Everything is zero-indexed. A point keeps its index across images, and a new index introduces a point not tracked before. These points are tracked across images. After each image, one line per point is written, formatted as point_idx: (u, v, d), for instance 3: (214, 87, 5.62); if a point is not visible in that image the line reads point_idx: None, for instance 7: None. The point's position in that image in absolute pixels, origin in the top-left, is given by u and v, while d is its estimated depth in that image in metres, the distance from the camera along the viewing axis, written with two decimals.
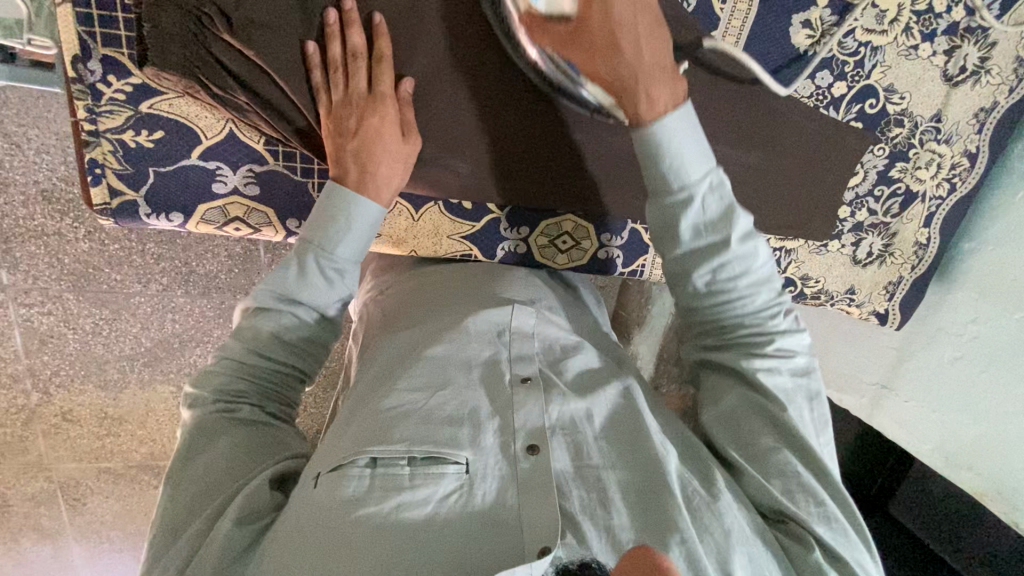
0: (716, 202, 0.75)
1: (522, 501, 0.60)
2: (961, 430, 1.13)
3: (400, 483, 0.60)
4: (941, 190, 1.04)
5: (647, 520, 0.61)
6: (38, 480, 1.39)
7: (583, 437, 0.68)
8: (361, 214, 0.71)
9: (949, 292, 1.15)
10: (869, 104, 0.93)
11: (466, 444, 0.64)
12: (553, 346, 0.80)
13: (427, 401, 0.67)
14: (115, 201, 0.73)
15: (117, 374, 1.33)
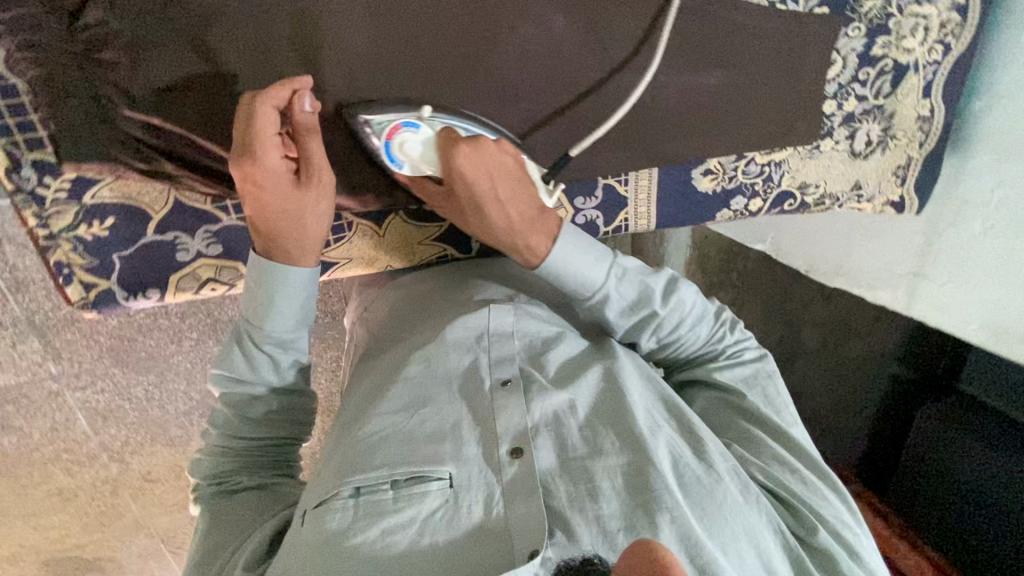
0: (630, 286, 0.80)
1: (509, 507, 0.63)
2: (1004, 302, 1.07)
3: (384, 508, 0.62)
4: (935, 53, 0.94)
5: (632, 505, 0.63)
6: (141, 536, 1.59)
7: (565, 429, 0.70)
8: (289, 278, 0.70)
9: (967, 161, 1.06)
10: None
11: (448, 457, 0.66)
12: (533, 340, 0.82)
13: (408, 421, 0.70)
14: (92, 294, 0.74)
15: (178, 432, 1.45)
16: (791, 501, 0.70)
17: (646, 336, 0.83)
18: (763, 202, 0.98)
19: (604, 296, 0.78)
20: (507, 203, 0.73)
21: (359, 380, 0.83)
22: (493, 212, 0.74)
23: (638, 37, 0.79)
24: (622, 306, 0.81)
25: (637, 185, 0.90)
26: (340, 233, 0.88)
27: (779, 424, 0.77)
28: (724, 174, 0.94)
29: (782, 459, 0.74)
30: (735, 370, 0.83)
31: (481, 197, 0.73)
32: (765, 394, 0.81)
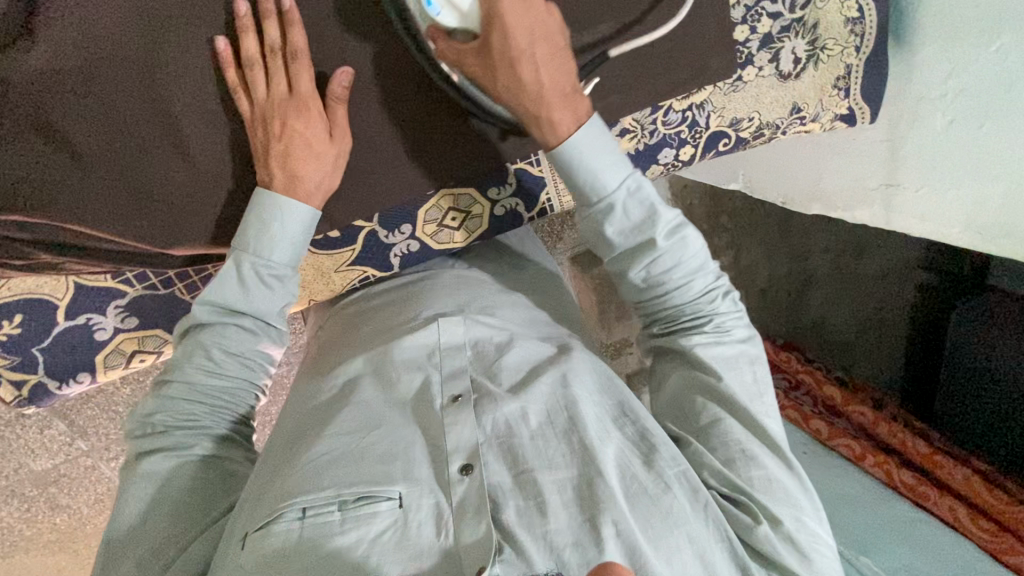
0: (638, 206, 0.72)
1: (458, 530, 0.58)
2: (984, 198, 0.96)
3: (331, 531, 0.58)
4: None
5: (582, 521, 0.58)
6: None
7: (517, 441, 0.64)
8: (286, 216, 0.68)
9: (914, 53, 0.98)
10: None
11: (398, 478, 0.62)
12: (485, 350, 0.76)
13: (360, 441, 0.65)
14: (24, 390, 0.75)
15: None
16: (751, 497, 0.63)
17: (639, 269, 0.73)
18: (694, 149, 0.93)
19: (608, 205, 0.72)
20: (545, 73, 0.68)
21: (288, 417, 0.77)
22: (527, 75, 0.67)
23: None
24: (613, 220, 0.72)
25: (550, 164, 0.86)
26: None
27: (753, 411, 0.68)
28: (643, 131, 0.89)
29: (743, 444, 0.66)
30: (719, 344, 0.72)
31: (517, 52, 0.66)
32: (747, 381, 0.70)
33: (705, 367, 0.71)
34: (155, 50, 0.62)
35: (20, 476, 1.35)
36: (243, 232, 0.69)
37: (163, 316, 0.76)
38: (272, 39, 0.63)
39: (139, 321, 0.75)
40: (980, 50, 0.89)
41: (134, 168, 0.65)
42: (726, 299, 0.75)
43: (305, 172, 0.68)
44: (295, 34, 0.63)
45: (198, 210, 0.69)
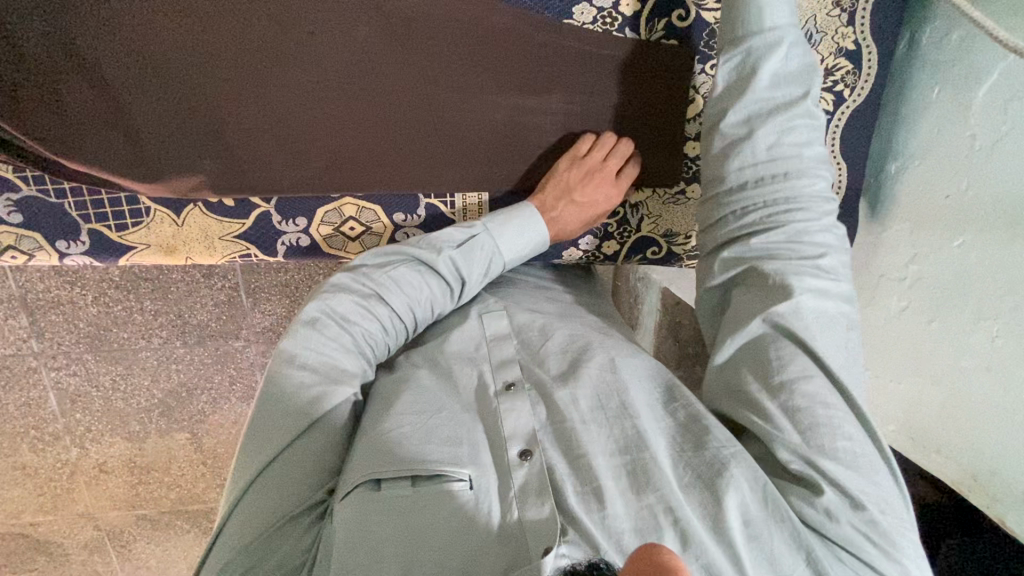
0: (797, 57, 0.71)
1: (523, 509, 0.62)
2: (923, 402, 0.87)
3: (407, 504, 0.62)
4: (825, 103, 0.86)
5: (639, 505, 0.61)
6: (88, 529, 1.65)
7: (569, 425, 0.68)
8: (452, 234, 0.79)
9: (883, 230, 0.92)
10: (678, 15, 0.77)
11: (467, 461, 0.65)
12: (530, 335, 0.79)
13: (423, 424, 0.67)
14: None
15: (139, 426, 1.53)
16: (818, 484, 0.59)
17: (738, 148, 0.71)
18: (618, 246, 0.90)
19: (776, 40, 0.70)
20: None
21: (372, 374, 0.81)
22: None
23: (458, 40, 0.75)
24: (733, 93, 0.72)
25: (464, 209, 0.86)
26: (136, 216, 0.79)
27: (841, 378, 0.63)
28: None
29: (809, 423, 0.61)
30: (814, 295, 0.66)
31: None
32: (839, 346, 0.65)
33: (792, 327, 0.64)
34: None
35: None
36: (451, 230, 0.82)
37: (44, 221, 0.78)
38: (625, 144, 0.82)
39: (24, 219, 0.78)
40: (944, 245, 0.82)
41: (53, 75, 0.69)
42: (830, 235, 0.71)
43: (568, 222, 0.83)
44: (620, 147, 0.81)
45: (100, 133, 0.72)
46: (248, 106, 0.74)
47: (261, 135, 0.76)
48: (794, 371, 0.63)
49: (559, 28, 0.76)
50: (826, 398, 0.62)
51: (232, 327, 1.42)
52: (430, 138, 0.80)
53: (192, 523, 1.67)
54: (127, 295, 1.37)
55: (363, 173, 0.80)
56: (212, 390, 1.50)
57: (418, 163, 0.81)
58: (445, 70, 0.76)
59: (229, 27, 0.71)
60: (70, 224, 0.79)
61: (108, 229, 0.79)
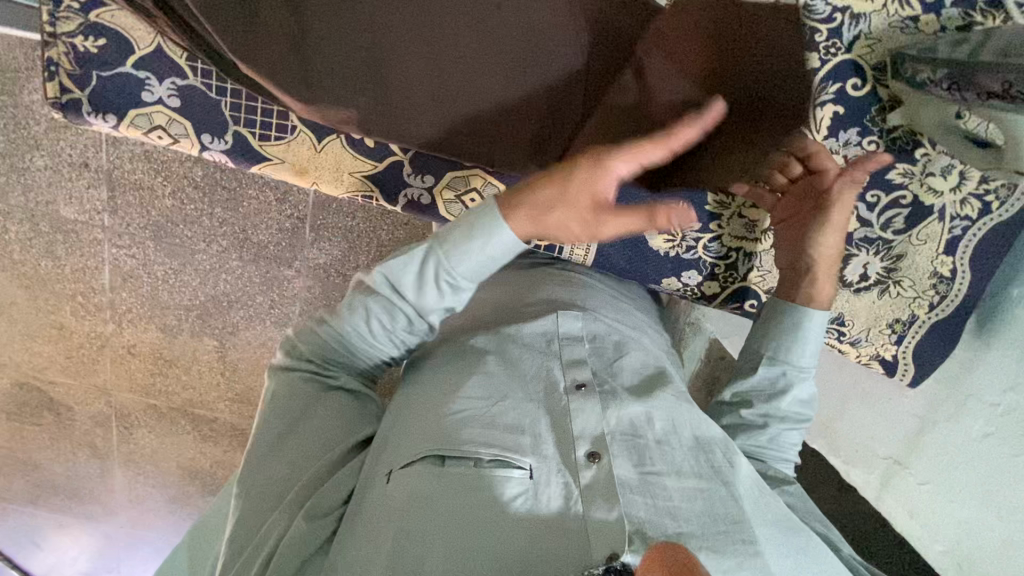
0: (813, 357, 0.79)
1: (589, 506, 0.56)
2: (981, 528, 0.90)
3: (466, 484, 0.58)
4: (968, 209, 0.82)
5: (716, 530, 0.57)
6: (99, 403, 1.69)
7: (643, 442, 0.64)
8: (504, 236, 0.67)
9: (985, 352, 0.89)
10: (853, 83, 0.76)
11: (528, 450, 0.61)
12: (604, 346, 0.76)
13: (487, 409, 0.64)
14: (64, 97, 0.81)
15: (174, 320, 1.57)
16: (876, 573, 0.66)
17: (758, 407, 0.76)
18: (717, 289, 0.89)
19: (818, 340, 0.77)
20: None
21: (443, 348, 0.78)
22: None
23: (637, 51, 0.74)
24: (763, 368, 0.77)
25: None
26: (281, 132, 0.82)
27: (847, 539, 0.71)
28: (682, 241, 0.87)
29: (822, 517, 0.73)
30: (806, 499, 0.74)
31: None
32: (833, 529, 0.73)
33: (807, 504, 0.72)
34: None
35: (43, 211, 1.44)
36: (464, 232, 0.68)
37: (197, 112, 0.81)
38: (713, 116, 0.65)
39: (181, 105, 0.81)
40: None
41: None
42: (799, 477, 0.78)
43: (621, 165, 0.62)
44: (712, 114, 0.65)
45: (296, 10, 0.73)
46: (415, 57, 0.75)
47: (416, 86, 0.76)
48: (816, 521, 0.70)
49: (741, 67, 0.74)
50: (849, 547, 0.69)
51: (287, 255, 1.45)
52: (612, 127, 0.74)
53: (194, 426, 1.70)
54: (202, 197, 1.42)
55: (500, 152, 0.81)
56: (252, 308, 1.53)
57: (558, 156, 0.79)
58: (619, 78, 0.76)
59: None
60: (218, 121, 0.82)
61: (252, 136, 0.82)
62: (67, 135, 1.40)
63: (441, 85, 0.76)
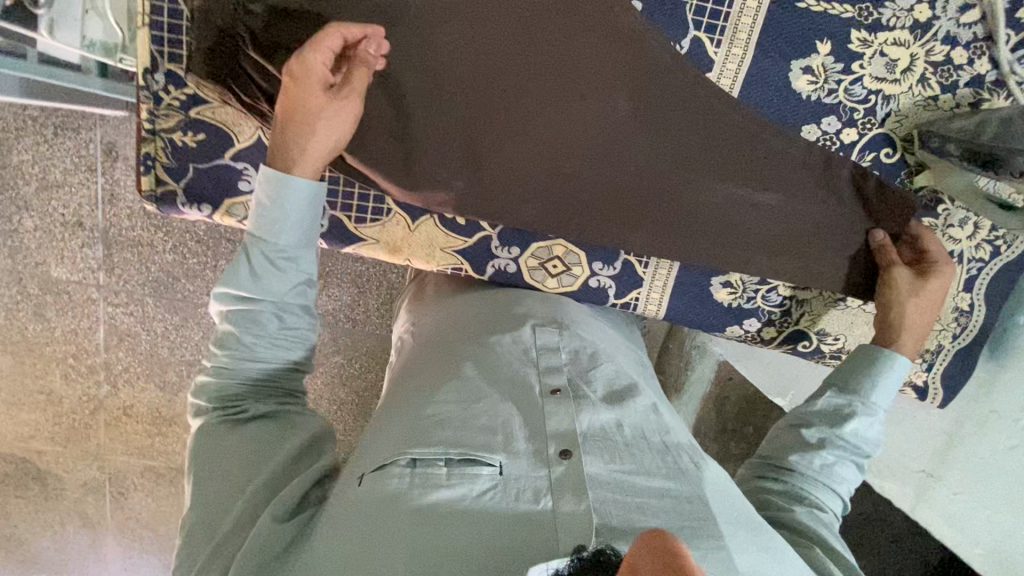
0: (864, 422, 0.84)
1: (557, 501, 0.57)
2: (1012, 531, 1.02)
3: (436, 482, 0.59)
4: (982, 251, 0.95)
5: (680, 526, 0.58)
6: (91, 468, 1.56)
7: (612, 442, 0.65)
8: (293, 188, 0.70)
9: (1001, 372, 1.03)
10: (886, 152, 0.88)
11: (500, 449, 0.63)
12: (579, 355, 0.78)
13: (461, 411, 0.67)
14: (159, 189, 0.84)
15: (175, 377, 1.49)
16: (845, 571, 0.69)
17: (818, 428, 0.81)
18: (776, 333, 0.99)
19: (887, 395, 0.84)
20: None
21: (420, 362, 0.79)
22: None
23: (699, 129, 0.85)
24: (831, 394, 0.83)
25: (655, 270, 0.94)
26: (377, 214, 0.87)
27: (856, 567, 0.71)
28: (744, 292, 0.96)
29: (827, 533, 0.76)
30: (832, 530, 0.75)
31: None
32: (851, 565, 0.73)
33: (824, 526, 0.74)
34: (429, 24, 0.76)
35: (32, 273, 1.42)
36: (267, 216, 0.70)
37: None
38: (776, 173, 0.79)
39: None
40: None
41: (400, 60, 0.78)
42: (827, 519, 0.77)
43: None
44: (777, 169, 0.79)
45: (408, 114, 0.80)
46: (504, 141, 0.83)
47: (506, 166, 0.84)
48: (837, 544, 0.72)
49: (788, 140, 0.86)
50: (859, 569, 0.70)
51: None
52: (677, 209, 0.89)
53: None
54: (205, 250, 1.39)
55: (578, 222, 0.88)
56: None
57: (630, 222, 0.89)
58: (684, 152, 0.86)
59: (514, 76, 0.80)
60: None
61: (348, 219, 0.87)
62: (60, 195, 1.35)
63: (526, 165, 0.85)
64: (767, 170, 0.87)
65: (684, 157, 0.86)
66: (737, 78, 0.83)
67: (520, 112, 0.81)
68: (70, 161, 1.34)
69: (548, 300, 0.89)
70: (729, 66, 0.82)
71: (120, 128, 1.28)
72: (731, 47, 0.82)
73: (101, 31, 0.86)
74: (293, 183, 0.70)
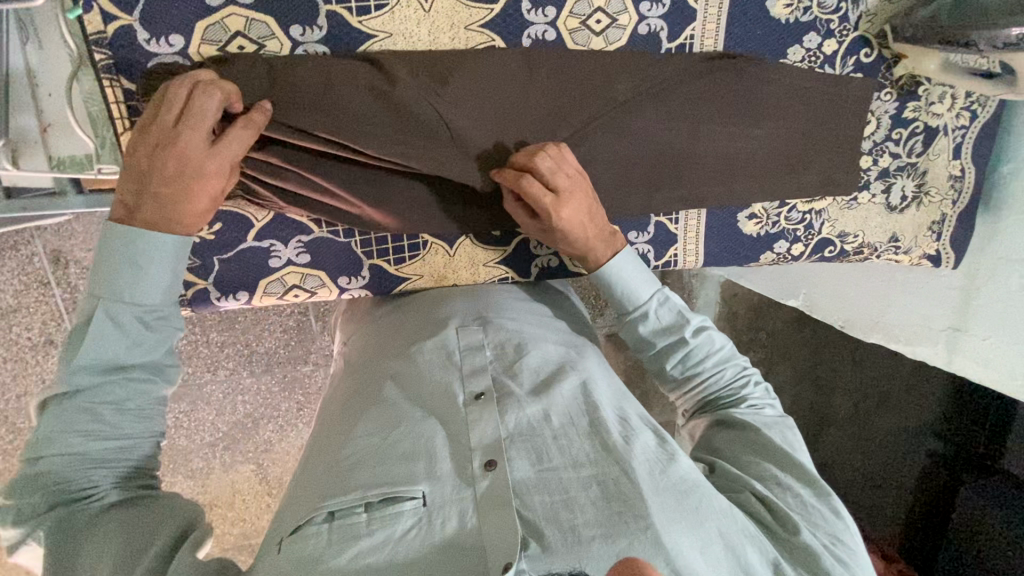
0: (669, 312, 0.76)
1: (483, 518, 0.51)
2: None
3: (357, 532, 0.50)
4: (962, 119, 1.02)
5: (610, 512, 0.52)
6: None
7: (541, 440, 0.58)
8: (151, 244, 0.60)
9: (1000, 220, 1.11)
10: (865, 53, 0.93)
11: (422, 477, 0.54)
12: (505, 348, 0.69)
13: (382, 441, 0.58)
14: (190, 291, 0.80)
15: (201, 463, 1.18)
16: (791, 520, 0.61)
17: (672, 356, 0.76)
18: (804, 247, 1.04)
19: (642, 313, 0.77)
20: None
21: (342, 395, 0.70)
22: None
23: (687, 79, 0.87)
24: (620, 283, 0.77)
25: (686, 223, 0.97)
26: (414, 249, 0.86)
27: (804, 468, 0.66)
28: (768, 219, 1.00)
29: (781, 425, 0.72)
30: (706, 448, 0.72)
31: None
32: (780, 441, 0.69)
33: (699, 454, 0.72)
34: (415, 63, 0.76)
35: (19, 405, 1.13)
36: (102, 269, 0.58)
37: (331, 258, 0.83)
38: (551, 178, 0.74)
39: (311, 258, 0.83)
40: None
41: (398, 85, 0.75)
42: (758, 385, 0.76)
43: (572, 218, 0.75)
44: (556, 178, 0.73)
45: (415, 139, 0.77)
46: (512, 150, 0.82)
47: None
48: (628, 424, 0.61)
49: (777, 67, 0.89)
50: (800, 491, 0.64)
51: (302, 353, 1.20)
52: (688, 162, 0.90)
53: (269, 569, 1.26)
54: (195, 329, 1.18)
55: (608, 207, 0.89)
56: (284, 418, 1.22)
57: (655, 186, 0.90)
58: (685, 104, 0.87)
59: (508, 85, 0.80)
60: (350, 260, 0.84)
61: (388, 263, 0.86)
62: (17, 318, 1.10)
63: None
64: (758, 102, 0.90)
65: (686, 110, 0.88)
66: (719, 21, 0.86)
67: (523, 108, 0.81)
68: (16, 280, 1.09)
69: (477, 296, 0.80)
70: (710, 11, 0.85)
71: (63, 230, 1.09)
72: None
73: (68, 146, 0.78)
74: (150, 240, 0.60)
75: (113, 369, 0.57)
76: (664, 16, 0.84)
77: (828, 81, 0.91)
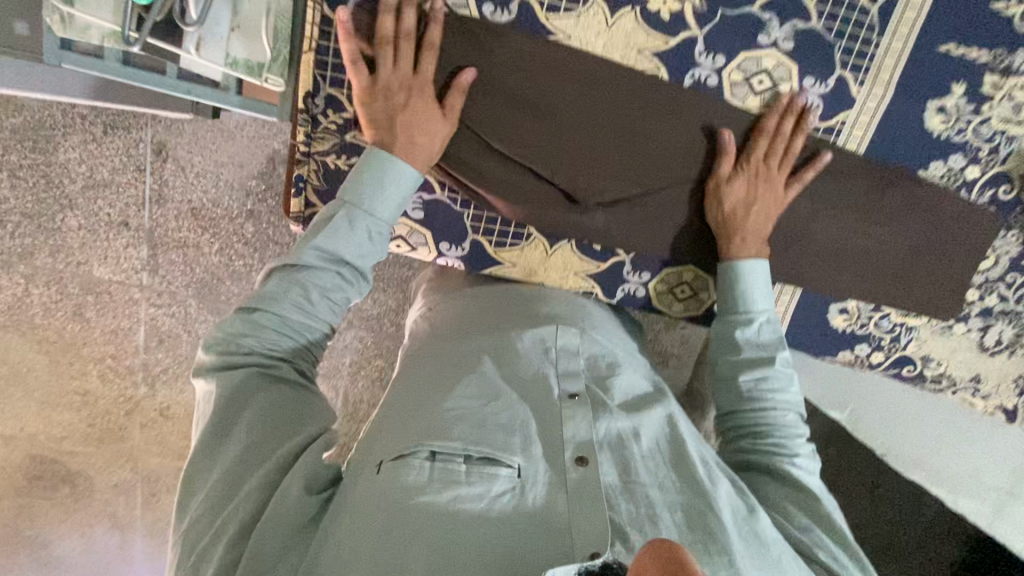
0: (770, 334, 0.80)
1: (573, 507, 0.53)
2: None
3: (456, 479, 0.53)
4: None
5: (692, 540, 0.54)
6: (122, 470, 1.27)
7: (628, 453, 0.59)
8: (400, 176, 0.73)
9: None
10: (1003, 189, 0.92)
11: (518, 450, 0.57)
12: (598, 361, 0.70)
13: (481, 407, 0.60)
14: (308, 211, 0.85)
15: None
16: None
17: (753, 374, 0.77)
18: (884, 356, 1.03)
19: (749, 319, 0.80)
20: None
21: (435, 351, 0.72)
22: None
23: (841, 167, 0.88)
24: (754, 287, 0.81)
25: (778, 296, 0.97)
26: (517, 237, 0.89)
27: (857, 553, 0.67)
28: (859, 319, 0.99)
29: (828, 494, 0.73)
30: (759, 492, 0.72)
31: None
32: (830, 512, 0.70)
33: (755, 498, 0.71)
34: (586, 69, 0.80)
35: (72, 273, 1.17)
36: (356, 184, 0.72)
37: (441, 221, 0.87)
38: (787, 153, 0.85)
39: (423, 216, 0.87)
40: None
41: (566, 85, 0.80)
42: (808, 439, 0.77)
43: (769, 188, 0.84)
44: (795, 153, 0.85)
45: (558, 146, 0.82)
46: (644, 176, 0.85)
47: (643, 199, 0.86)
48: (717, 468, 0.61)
49: (917, 178, 0.90)
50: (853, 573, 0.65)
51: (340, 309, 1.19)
52: (809, 242, 0.92)
53: None
54: (254, 253, 1.21)
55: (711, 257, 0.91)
56: None
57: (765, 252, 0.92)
58: (830, 190, 0.89)
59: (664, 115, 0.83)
60: (456, 229, 0.88)
61: (489, 243, 0.89)
62: (106, 193, 1.15)
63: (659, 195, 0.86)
64: (885, 207, 0.90)
65: (827, 195, 0.89)
66: (874, 117, 0.87)
67: (668, 140, 0.84)
68: (118, 159, 1.14)
69: (574, 304, 0.82)
70: (869, 104, 0.86)
71: (175, 127, 1.14)
72: (873, 86, 0.85)
73: (244, 49, 0.84)
74: (400, 174, 0.73)
75: (335, 261, 0.70)
76: (824, 96, 0.85)
77: (962, 205, 0.91)
